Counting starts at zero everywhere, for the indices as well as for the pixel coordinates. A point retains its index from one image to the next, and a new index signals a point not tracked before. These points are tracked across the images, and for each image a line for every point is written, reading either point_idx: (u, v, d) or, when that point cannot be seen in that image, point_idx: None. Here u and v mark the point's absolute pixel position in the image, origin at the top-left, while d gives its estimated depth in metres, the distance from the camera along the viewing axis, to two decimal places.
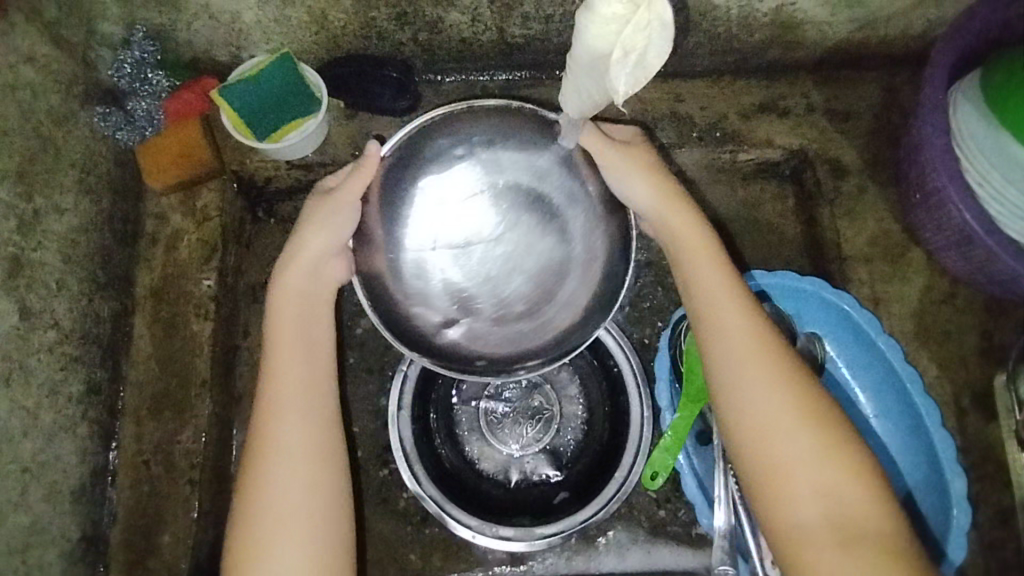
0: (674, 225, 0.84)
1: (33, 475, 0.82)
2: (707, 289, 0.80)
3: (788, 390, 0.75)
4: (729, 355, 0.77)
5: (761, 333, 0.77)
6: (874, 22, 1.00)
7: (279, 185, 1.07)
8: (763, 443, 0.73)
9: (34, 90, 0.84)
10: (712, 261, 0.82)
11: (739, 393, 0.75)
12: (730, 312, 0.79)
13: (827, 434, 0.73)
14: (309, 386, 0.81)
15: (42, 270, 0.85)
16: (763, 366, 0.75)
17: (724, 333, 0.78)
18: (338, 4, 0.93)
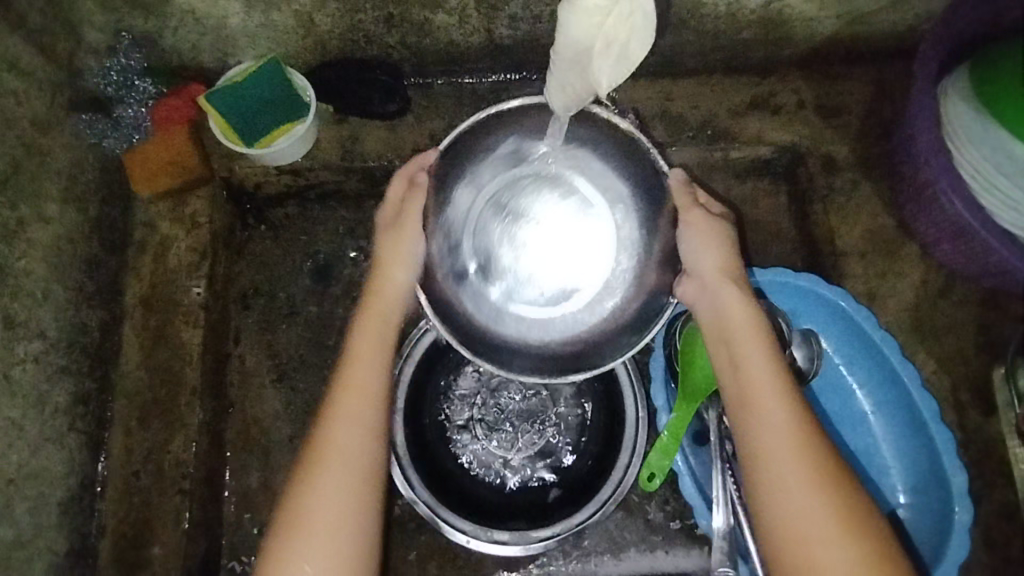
0: (718, 298, 0.77)
1: (18, 488, 0.81)
2: (755, 380, 0.72)
3: (835, 505, 0.66)
4: (778, 453, 0.69)
5: (807, 425, 0.70)
6: (862, 17, 1.00)
7: (270, 191, 1.07)
8: (799, 537, 0.65)
9: (17, 98, 0.83)
10: (755, 335, 0.75)
11: (785, 500, 0.67)
12: (774, 397, 0.71)
13: (872, 547, 0.64)
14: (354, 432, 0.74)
15: (28, 278, 0.84)
16: (808, 463, 0.68)
17: (765, 420, 0.70)
18: (324, 7, 0.93)
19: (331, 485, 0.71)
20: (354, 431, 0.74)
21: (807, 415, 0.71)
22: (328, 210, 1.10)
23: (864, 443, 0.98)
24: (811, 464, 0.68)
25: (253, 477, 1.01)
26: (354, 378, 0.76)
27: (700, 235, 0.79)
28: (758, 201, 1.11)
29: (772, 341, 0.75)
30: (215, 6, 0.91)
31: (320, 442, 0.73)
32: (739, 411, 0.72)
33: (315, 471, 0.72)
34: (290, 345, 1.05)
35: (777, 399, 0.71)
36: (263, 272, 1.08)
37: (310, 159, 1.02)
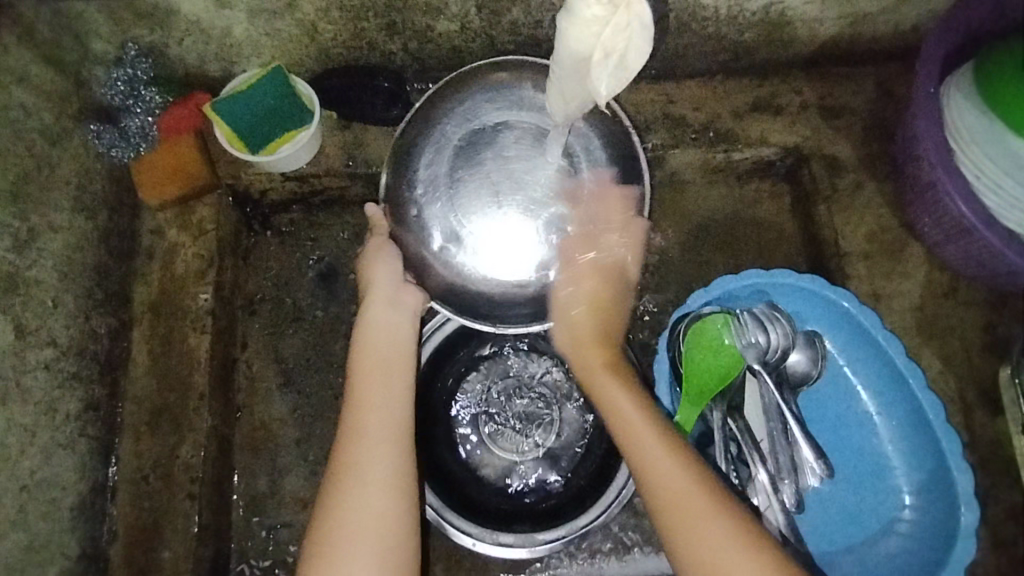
0: (592, 369, 0.84)
1: (31, 493, 0.82)
2: (608, 394, 0.81)
3: (695, 485, 0.72)
4: (642, 446, 0.75)
5: (691, 465, 0.74)
6: (864, 17, 1.00)
7: (276, 197, 1.08)
8: (673, 516, 0.71)
9: (27, 110, 0.85)
10: (630, 399, 0.80)
11: (655, 481, 0.73)
12: (659, 454, 0.74)
13: (735, 515, 0.70)
14: (382, 458, 0.74)
15: (39, 287, 0.85)
16: (706, 505, 0.70)
17: (680, 498, 0.71)
18: (327, 15, 0.94)
19: (366, 487, 0.73)
20: (378, 460, 0.74)
21: (685, 453, 0.75)
22: (333, 215, 1.11)
23: (870, 444, 0.97)
24: (668, 451, 0.74)
25: (261, 481, 1.02)
26: (367, 391, 0.79)
27: (585, 275, 0.88)
28: (761, 202, 1.11)
29: (647, 400, 0.81)
30: (220, 16, 0.92)
31: (346, 448, 0.75)
32: (643, 481, 0.74)
33: (346, 475, 0.73)
34: (297, 350, 1.06)
35: (663, 455, 0.74)
36: (269, 278, 1.09)
37: (314, 166, 1.03)
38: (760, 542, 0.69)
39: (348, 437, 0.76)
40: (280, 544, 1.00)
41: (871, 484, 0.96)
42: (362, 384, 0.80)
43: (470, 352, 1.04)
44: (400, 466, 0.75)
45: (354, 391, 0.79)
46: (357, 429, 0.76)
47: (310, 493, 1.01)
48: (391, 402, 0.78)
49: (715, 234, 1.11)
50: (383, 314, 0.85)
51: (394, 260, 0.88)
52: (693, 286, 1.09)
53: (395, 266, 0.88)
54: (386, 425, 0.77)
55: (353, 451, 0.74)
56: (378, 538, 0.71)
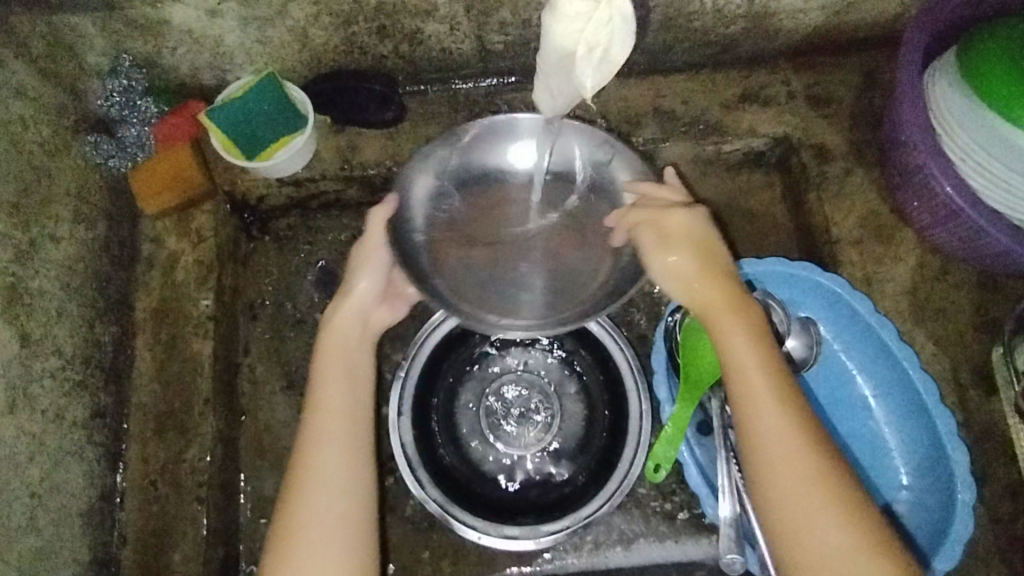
0: (716, 323, 0.80)
1: (40, 500, 0.83)
2: (737, 355, 0.78)
3: (811, 458, 0.74)
4: (766, 415, 0.76)
5: (812, 441, 0.75)
6: (847, 6, 1.01)
7: (273, 203, 1.09)
8: (779, 480, 0.73)
9: (24, 123, 0.86)
10: (759, 367, 0.78)
11: (767, 449, 0.75)
12: (778, 425, 0.75)
13: (843, 487, 0.73)
14: (343, 461, 0.81)
15: (42, 297, 0.86)
16: (816, 480, 0.73)
17: (794, 468, 0.73)
18: (318, 21, 0.95)
19: (325, 480, 0.80)
20: (334, 464, 0.81)
21: (810, 428, 0.75)
22: (331, 219, 1.12)
23: (867, 426, 0.99)
24: (791, 424, 0.75)
25: (267, 484, 1.03)
26: (331, 391, 0.84)
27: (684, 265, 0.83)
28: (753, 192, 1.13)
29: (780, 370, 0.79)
30: (211, 25, 0.94)
31: (315, 445, 0.81)
32: (755, 443, 0.75)
33: (312, 470, 0.80)
34: (299, 353, 1.08)
35: (781, 427, 0.75)
36: (270, 283, 1.10)
37: (310, 171, 1.04)
38: (860, 512, 0.72)
39: (311, 439, 0.82)
40: None
41: (870, 466, 0.97)
42: (325, 388, 0.85)
43: (469, 349, 1.05)
44: (356, 457, 0.82)
45: (320, 390, 0.85)
46: (320, 427, 0.82)
47: None
48: (352, 404, 0.85)
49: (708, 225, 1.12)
50: (354, 311, 0.89)
51: (379, 252, 0.89)
52: None
53: (378, 262, 0.90)
54: (345, 425, 0.83)
55: (314, 447, 0.81)
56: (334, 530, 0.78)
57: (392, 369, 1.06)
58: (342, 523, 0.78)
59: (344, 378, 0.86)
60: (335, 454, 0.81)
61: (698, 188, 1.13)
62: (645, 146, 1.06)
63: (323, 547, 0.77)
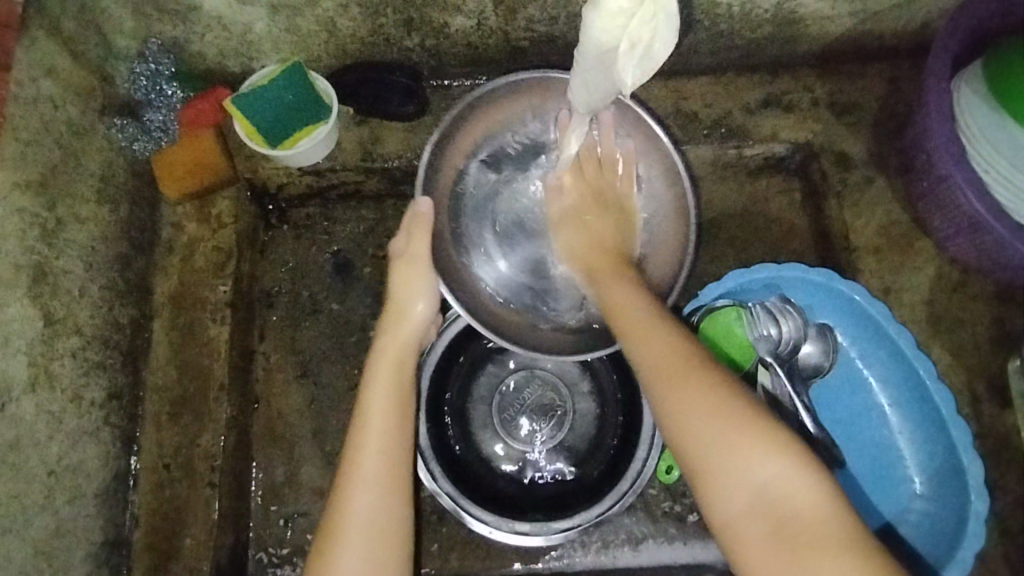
0: (596, 277, 0.84)
1: (57, 479, 0.84)
2: (623, 306, 0.78)
3: (700, 378, 0.68)
4: (646, 350, 0.72)
5: (687, 363, 0.70)
6: (874, 15, 1.01)
7: (293, 192, 1.09)
8: (672, 407, 0.68)
9: (55, 103, 0.86)
10: (633, 307, 0.77)
11: (655, 381, 0.70)
12: (650, 353, 0.72)
13: (731, 402, 0.66)
14: (385, 476, 0.81)
15: (65, 277, 0.87)
16: (704, 399, 0.67)
17: (680, 393, 0.68)
18: (347, 12, 0.95)
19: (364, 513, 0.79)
20: (376, 482, 0.80)
21: (681, 348, 0.71)
22: (349, 210, 1.13)
23: (880, 435, 0.99)
24: (673, 349, 0.71)
25: (278, 471, 1.03)
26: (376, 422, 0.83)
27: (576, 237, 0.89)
28: (771, 197, 1.13)
29: (646, 307, 0.77)
30: (241, 12, 0.94)
31: (355, 479, 0.80)
32: (643, 380, 0.71)
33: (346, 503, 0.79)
34: (313, 343, 1.08)
35: (655, 354, 0.71)
36: (287, 272, 1.10)
37: (331, 161, 1.05)
38: (760, 428, 0.65)
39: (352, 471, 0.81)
40: (297, 533, 1.01)
41: (883, 475, 0.97)
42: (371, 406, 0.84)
43: (483, 344, 1.06)
44: (392, 486, 0.81)
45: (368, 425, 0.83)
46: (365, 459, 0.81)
47: (327, 482, 1.03)
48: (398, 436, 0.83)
49: (726, 229, 1.12)
50: (411, 333, 0.89)
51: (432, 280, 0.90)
52: (704, 280, 1.10)
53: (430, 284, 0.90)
54: (386, 458, 0.82)
55: (351, 483, 0.80)
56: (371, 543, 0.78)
57: None
58: (373, 545, 0.78)
59: (393, 396, 0.85)
60: (374, 490, 0.80)
61: (716, 191, 1.13)
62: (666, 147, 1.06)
63: (356, 559, 0.77)
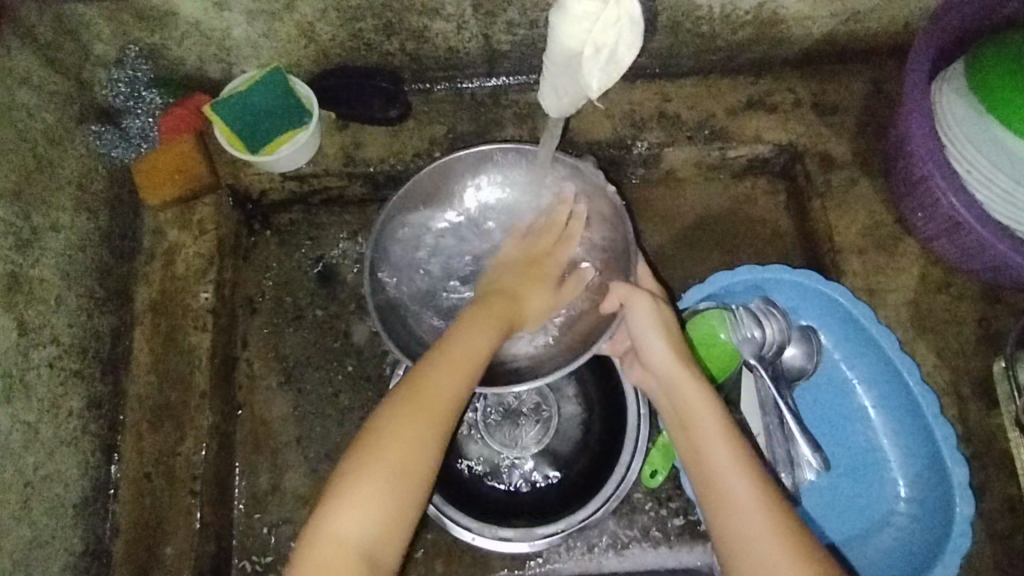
0: (689, 404, 0.79)
1: (34, 489, 0.83)
2: (698, 422, 0.78)
3: (777, 524, 0.71)
4: (720, 468, 0.75)
5: (788, 535, 0.70)
6: (856, 15, 1.01)
7: (275, 197, 1.09)
8: (736, 535, 0.72)
9: (29, 111, 0.86)
10: (724, 444, 0.76)
11: (725, 502, 0.73)
12: (745, 497, 0.72)
13: (795, 545, 0.70)
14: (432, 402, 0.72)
15: (41, 286, 0.86)
16: (777, 540, 0.70)
17: (745, 528, 0.71)
18: (325, 16, 0.95)
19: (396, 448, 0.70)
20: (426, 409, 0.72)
21: (782, 510, 0.72)
22: (333, 215, 1.12)
23: (865, 437, 0.98)
24: (757, 489, 0.73)
25: (262, 478, 1.03)
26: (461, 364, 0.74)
27: (638, 319, 0.83)
28: (755, 199, 1.12)
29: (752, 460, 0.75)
30: (219, 18, 0.94)
31: (402, 417, 0.71)
32: (709, 490, 0.75)
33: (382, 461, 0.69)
34: (297, 349, 1.07)
35: (746, 491, 0.73)
36: (269, 277, 1.10)
37: (313, 166, 1.04)
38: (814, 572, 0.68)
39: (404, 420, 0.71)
40: (280, 541, 1.00)
41: (867, 477, 0.97)
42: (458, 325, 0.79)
43: None
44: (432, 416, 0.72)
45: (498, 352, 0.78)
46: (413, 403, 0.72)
47: (311, 489, 1.02)
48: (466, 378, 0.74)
49: (711, 232, 1.12)
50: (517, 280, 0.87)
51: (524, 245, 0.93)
52: (689, 282, 1.10)
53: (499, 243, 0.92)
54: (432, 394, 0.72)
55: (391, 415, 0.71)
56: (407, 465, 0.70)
57: (391, 367, 1.06)
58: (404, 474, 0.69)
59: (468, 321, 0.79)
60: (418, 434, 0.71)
61: (700, 193, 1.13)
62: (649, 149, 1.05)
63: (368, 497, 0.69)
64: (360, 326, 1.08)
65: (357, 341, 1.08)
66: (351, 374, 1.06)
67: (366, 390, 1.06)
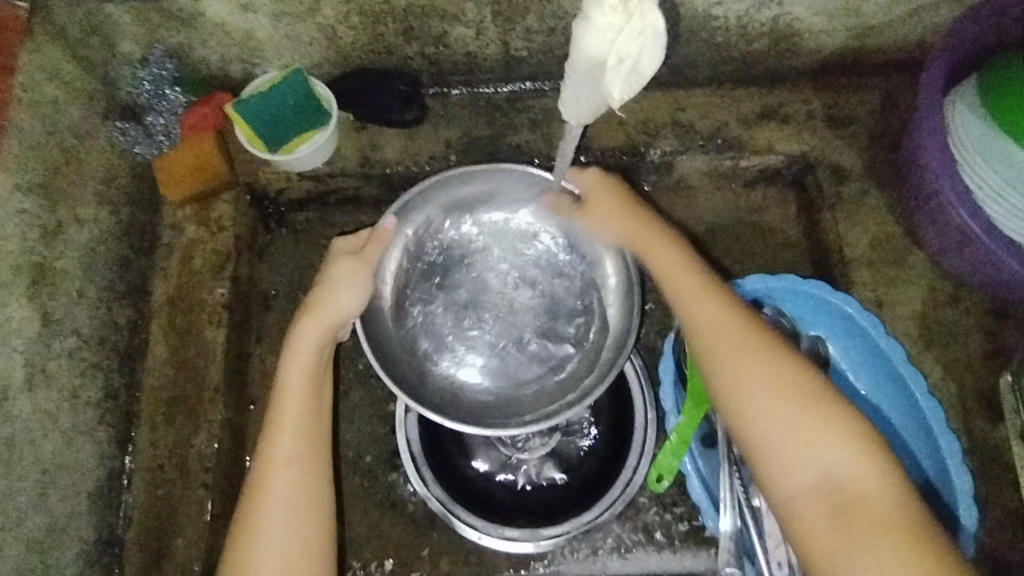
0: (665, 270, 0.85)
1: (51, 477, 0.85)
2: (673, 282, 0.84)
3: (764, 369, 0.76)
4: (702, 327, 0.80)
5: (775, 374, 0.76)
6: (871, 29, 1.02)
7: (291, 196, 1.11)
8: (729, 388, 0.76)
9: (57, 106, 0.88)
10: (702, 302, 0.82)
11: (709, 360, 0.79)
12: (725, 349, 0.78)
13: (781, 381, 0.75)
14: (302, 438, 0.80)
15: (64, 278, 0.88)
16: (765, 382, 0.75)
17: (731, 378, 0.77)
18: (347, 20, 0.96)
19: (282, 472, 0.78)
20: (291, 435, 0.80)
21: (763, 354, 0.77)
22: (348, 215, 1.14)
23: None
24: (735, 341, 0.78)
25: None
26: (292, 386, 0.82)
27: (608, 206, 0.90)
28: (767, 209, 1.14)
29: (727, 310, 0.81)
30: (243, 19, 0.95)
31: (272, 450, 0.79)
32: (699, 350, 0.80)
33: (264, 484, 0.78)
34: None
35: (724, 345, 0.78)
36: (284, 274, 1.11)
37: (330, 166, 1.05)
38: (809, 407, 0.73)
39: (272, 447, 0.79)
40: None
41: None
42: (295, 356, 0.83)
43: None
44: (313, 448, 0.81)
45: (347, 314, 0.86)
46: (274, 434, 0.80)
47: None
48: (313, 352, 0.83)
49: (721, 241, 1.13)
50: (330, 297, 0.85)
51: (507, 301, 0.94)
52: None
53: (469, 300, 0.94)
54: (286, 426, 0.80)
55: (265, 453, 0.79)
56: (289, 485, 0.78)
57: None
58: (301, 491, 0.78)
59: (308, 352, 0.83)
60: (297, 422, 0.81)
61: (712, 202, 1.14)
62: (662, 158, 1.07)
63: (279, 502, 0.77)
64: None
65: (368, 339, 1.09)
66: (362, 372, 1.08)
67: (377, 389, 1.07)
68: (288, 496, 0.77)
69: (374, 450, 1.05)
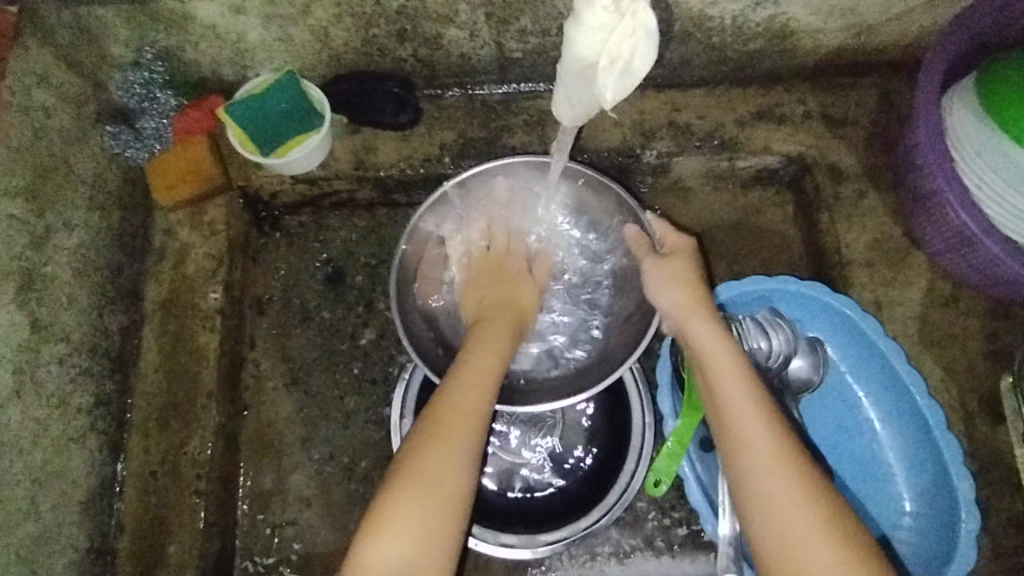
0: (706, 347, 0.82)
1: (42, 485, 0.84)
2: (710, 355, 0.81)
3: (792, 474, 0.72)
4: (738, 411, 0.77)
5: (807, 479, 0.72)
6: (869, 28, 1.01)
7: (285, 200, 1.10)
8: (756, 480, 0.73)
9: (47, 111, 0.87)
10: (743, 385, 0.78)
11: (744, 446, 0.75)
12: (758, 439, 0.74)
13: (809, 485, 0.71)
14: (447, 469, 0.74)
15: (54, 284, 0.87)
16: (796, 484, 0.71)
17: (767, 470, 0.73)
18: (340, 22, 0.96)
19: (419, 495, 0.72)
20: (437, 466, 0.73)
21: (795, 454, 0.73)
22: (343, 218, 1.13)
23: (870, 451, 0.98)
24: (771, 432, 0.75)
25: (266, 478, 1.03)
26: (460, 409, 0.77)
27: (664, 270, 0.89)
28: (764, 209, 1.13)
29: (766, 401, 0.78)
30: (235, 22, 0.95)
31: (410, 468, 0.73)
32: (727, 438, 0.76)
33: (393, 505, 0.71)
34: (304, 350, 1.08)
35: (762, 435, 0.75)
36: (278, 278, 1.11)
37: (324, 169, 1.05)
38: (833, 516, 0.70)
39: (413, 463, 0.74)
40: (284, 542, 1.01)
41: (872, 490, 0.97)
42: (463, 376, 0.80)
43: None
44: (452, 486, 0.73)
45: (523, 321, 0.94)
46: (423, 447, 0.74)
47: (313, 491, 1.02)
48: (486, 381, 0.80)
49: (718, 242, 1.12)
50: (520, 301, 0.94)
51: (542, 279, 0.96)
52: None
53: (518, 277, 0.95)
54: (437, 444, 0.75)
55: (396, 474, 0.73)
56: (418, 516, 0.71)
57: (396, 371, 1.06)
58: (422, 528, 0.71)
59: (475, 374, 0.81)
60: (447, 451, 0.74)
61: (709, 203, 1.13)
62: (658, 159, 1.06)
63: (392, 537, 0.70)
64: (368, 329, 1.08)
65: (363, 344, 1.08)
66: (358, 377, 1.07)
67: (372, 394, 1.06)
68: (402, 537, 0.70)
69: (369, 455, 1.04)
